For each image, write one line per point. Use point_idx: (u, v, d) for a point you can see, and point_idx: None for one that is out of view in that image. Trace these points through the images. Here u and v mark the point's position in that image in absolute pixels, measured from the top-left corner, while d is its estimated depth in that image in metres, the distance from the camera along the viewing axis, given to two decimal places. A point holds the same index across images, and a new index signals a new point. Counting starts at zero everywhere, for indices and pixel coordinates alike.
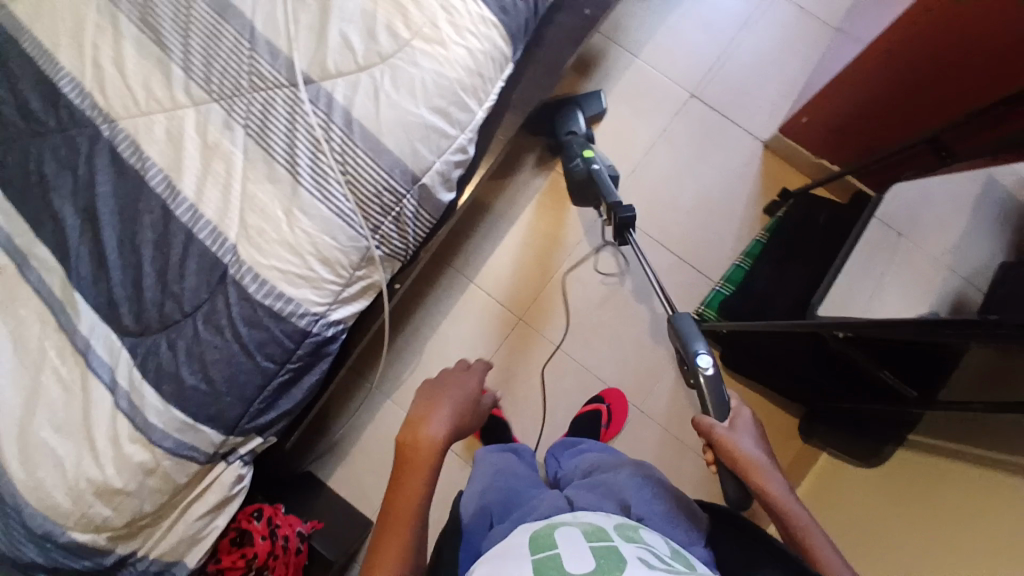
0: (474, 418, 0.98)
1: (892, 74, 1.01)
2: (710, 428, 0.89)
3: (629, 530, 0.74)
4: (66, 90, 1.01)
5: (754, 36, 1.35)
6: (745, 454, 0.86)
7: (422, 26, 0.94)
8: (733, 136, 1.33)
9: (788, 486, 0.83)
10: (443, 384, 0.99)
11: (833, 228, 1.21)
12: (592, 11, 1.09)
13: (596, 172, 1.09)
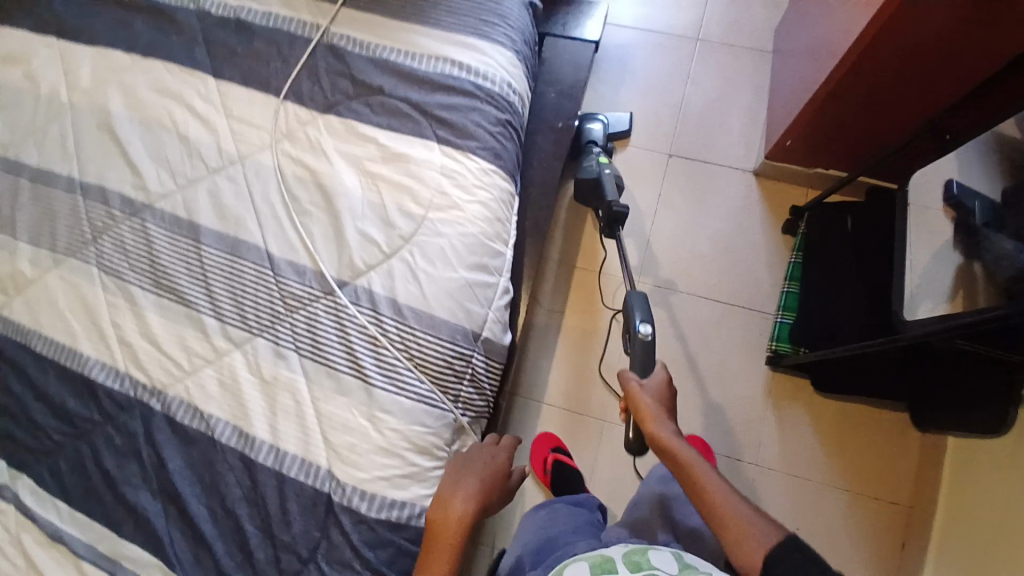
0: (499, 491, 0.99)
1: (868, 85, 1.05)
2: (624, 390, 1.04)
3: (636, 555, 0.89)
4: (102, 379, 1.01)
5: (701, 83, 1.43)
6: (646, 411, 1.03)
7: (432, 198, 0.97)
8: (723, 176, 1.38)
9: (674, 431, 1.01)
10: (472, 461, 0.97)
11: (866, 228, 1.24)
12: (564, 124, 1.17)
13: (605, 174, 1.15)
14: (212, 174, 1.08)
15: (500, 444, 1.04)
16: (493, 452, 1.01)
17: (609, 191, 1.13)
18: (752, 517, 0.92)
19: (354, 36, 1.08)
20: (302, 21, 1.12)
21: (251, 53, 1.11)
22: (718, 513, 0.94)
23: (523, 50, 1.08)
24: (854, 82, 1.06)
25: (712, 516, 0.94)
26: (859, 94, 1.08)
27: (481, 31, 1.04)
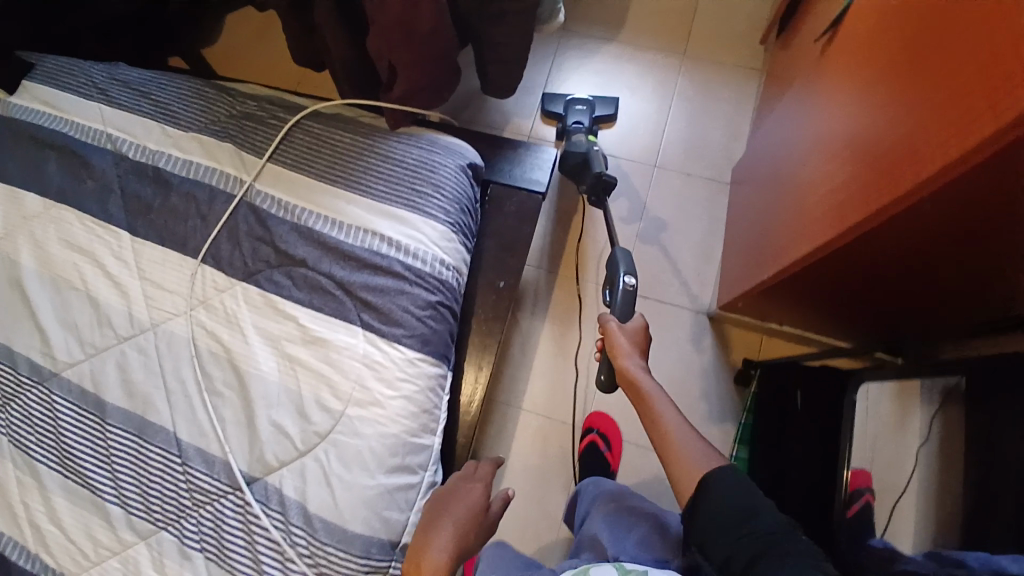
0: (480, 526, 0.89)
1: (826, 283, 0.90)
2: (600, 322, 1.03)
3: None
4: (20, 561, 0.94)
5: (658, 211, 1.35)
6: (618, 344, 1.02)
7: (352, 390, 0.91)
8: (676, 315, 1.31)
9: (642, 364, 1.00)
10: (445, 500, 0.90)
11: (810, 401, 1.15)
12: (506, 281, 1.09)
13: (593, 149, 1.22)
14: (122, 342, 1.01)
15: (474, 474, 0.97)
16: (467, 485, 0.94)
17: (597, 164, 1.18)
18: (701, 450, 0.89)
19: (279, 197, 1.02)
20: (225, 173, 1.05)
21: (169, 207, 1.05)
22: (670, 446, 0.91)
23: (461, 218, 1.01)
24: (812, 276, 0.89)
25: (665, 450, 0.92)
26: (825, 277, 0.87)
27: (414, 203, 0.98)
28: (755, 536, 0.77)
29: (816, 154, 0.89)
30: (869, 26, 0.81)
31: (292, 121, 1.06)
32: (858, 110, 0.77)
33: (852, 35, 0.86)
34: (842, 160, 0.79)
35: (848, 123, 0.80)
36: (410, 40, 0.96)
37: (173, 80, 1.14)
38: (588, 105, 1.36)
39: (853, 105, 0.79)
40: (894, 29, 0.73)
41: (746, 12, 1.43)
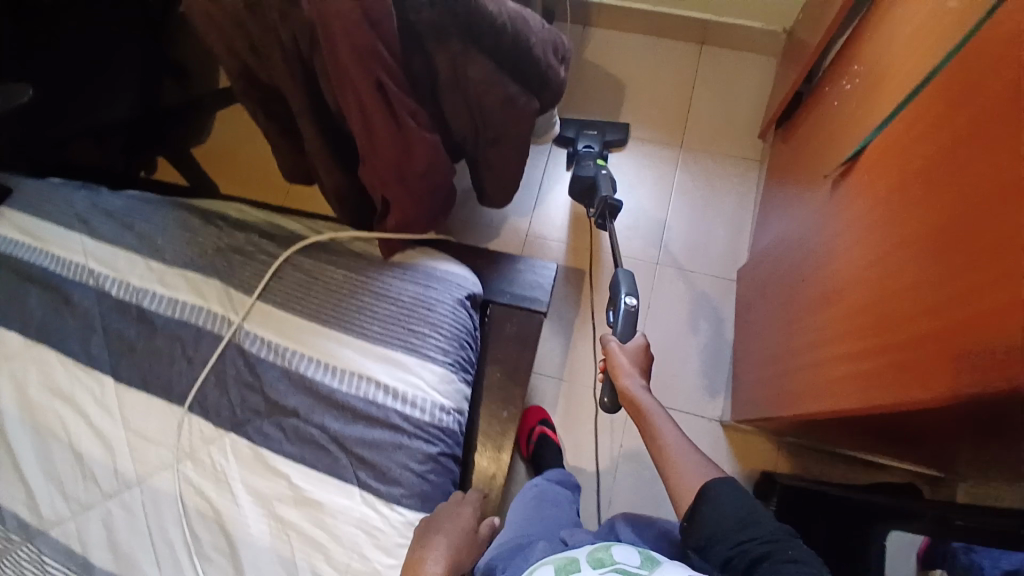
0: (470, 551, 0.85)
1: (847, 426, 0.83)
2: (601, 343, 1.05)
3: (601, 551, 0.75)
4: None
5: (663, 314, 1.31)
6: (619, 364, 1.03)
7: (348, 560, 0.85)
8: (691, 425, 1.24)
9: (643, 385, 1.02)
10: (436, 523, 0.85)
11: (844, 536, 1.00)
12: (508, 410, 1.03)
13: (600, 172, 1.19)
14: (106, 499, 0.95)
15: (464, 497, 0.90)
16: (456, 507, 0.88)
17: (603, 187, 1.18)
18: (698, 464, 0.91)
19: (269, 339, 0.97)
20: (212, 312, 1.00)
21: (153, 350, 1.00)
22: (668, 461, 0.93)
23: (461, 356, 0.96)
24: (830, 421, 0.82)
25: (663, 464, 0.93)
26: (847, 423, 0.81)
27: (410, 344, 0.94)
28: (758, 539, 0.76)
29: (830, 307, 0.81)
30: (882, 185, 0.74)
31: (282, 256, 1.02)
32: (879, 284, 0.70)
33: (864, 181, 0.79)
34: (862, 333, 0.72)
35: (867, 291, 0.72)
36: (404, 180, 0.95)
37: (158, 209, 1.10)
38: (599, 131, 1.37)
39: (873, 274, 0.71)
40: (913, 205, 0.66)
41: (743, 100, 1.42)
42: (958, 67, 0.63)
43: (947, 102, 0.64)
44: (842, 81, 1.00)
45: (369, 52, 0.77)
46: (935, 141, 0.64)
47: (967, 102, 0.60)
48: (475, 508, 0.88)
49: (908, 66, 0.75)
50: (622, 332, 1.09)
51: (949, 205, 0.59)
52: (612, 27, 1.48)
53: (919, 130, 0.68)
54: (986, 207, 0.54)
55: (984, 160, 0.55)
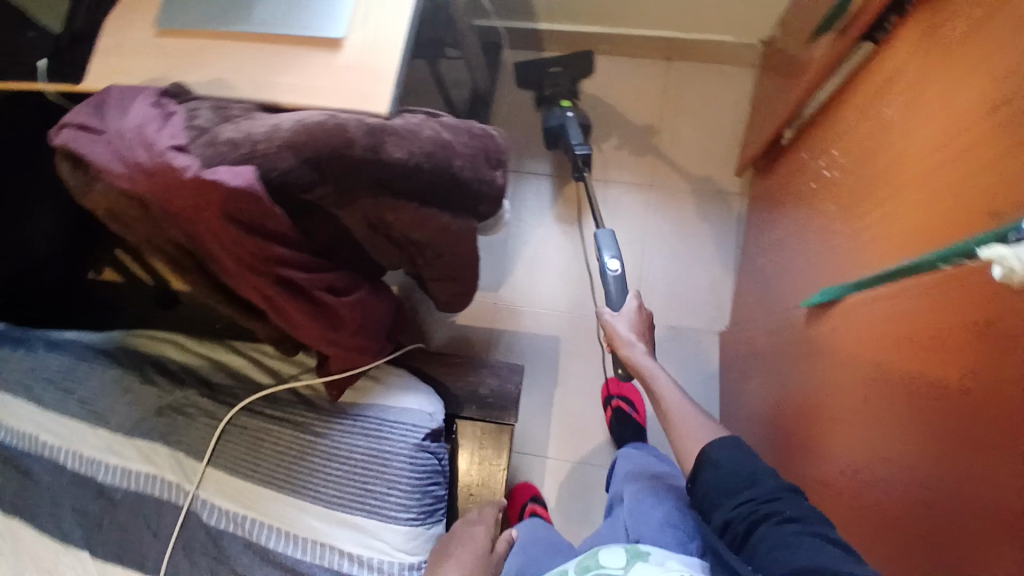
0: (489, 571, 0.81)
1: None
2: (595, 318, 0.99)
3: (588, 558, 0.73)
4: None
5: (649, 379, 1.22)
6: (617, 335, 0.97)
7: None
8: None
9: (646, 351, 0.94)
10: (453, 546, 0.83)
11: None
12: None
13: (568, 119, 1.13)
14: None
15: (478, 517, 0.90)
16: (472, 527, 0.87)
17: (573, 136, 1.12)
18: (699, 425, 0.80)
19: (227, 509, 0.92)
20: (167, 480, 0.95)
21: (118, 525, 0.94)
22: (672, 422, 0.82)
23: (427, 504, 0.92)
24: None
25: (666, 428, 0.83)
26: None
27: (370, 505, 0.89)
28: (757, 500, 0.64)
29: (818, 465, 0.73)
30: (869, 363, 0.63)
31: (225, 416, 0.96)
32: (870, 495, 0.61)
33: (841, 335, 0.69)
34: (854, 533, 0.64)
35: (858, 488, 0.64)
36: (336, 340, 0.86)
37: (98, 365, 1.03)
38: (561, 65, 1.19)
39: (863, 472, 0.63)
40: (904, 428, 0.56)
41: (716, 126, 1.28)
42: (942, 287, 0.51)
43: (936, 322, 0.52)
44: (820, 157, 0.87)
45: (263, 260, 0.69)
46: (924, 362, 0.54)
47: (965, 347, 0.48)
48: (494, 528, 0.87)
49: (905, 215, 0.62)
50: (613, 300, 1.02)
51: (950, 468, 0.50)
52: (565, 52, 1.32)
53: (903, 327, 0.57)
54: (993, 515, 0.45)
55: (989, 452, 0.45)
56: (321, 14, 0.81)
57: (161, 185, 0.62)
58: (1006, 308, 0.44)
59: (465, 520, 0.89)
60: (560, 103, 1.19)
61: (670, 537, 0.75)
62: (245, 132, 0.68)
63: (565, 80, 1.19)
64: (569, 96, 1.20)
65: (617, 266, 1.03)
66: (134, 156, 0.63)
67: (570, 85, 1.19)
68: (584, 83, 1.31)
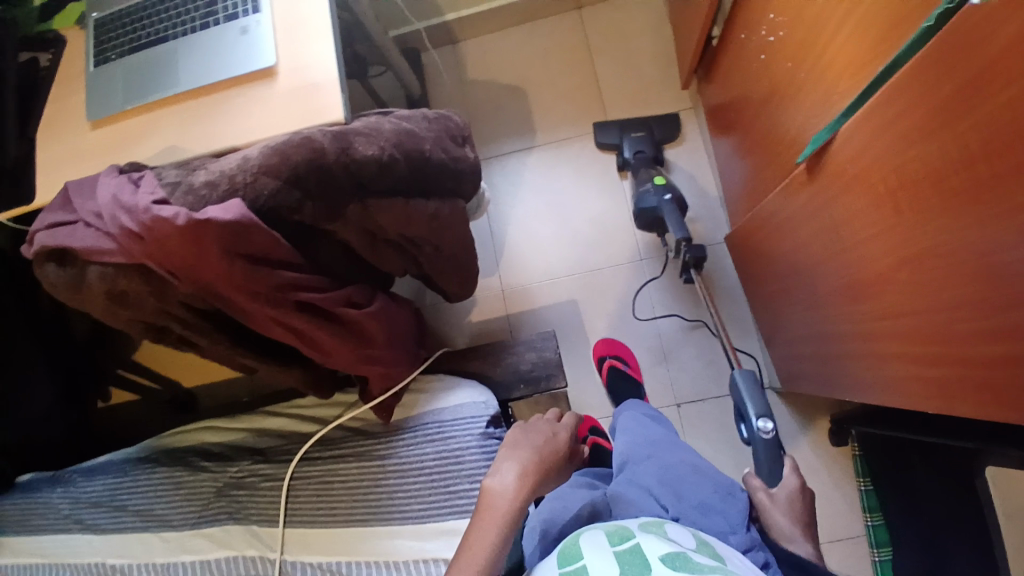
0: (560, 462, 0.81)
1: None
2: (745, 482, 0.85)
3: (652, 527, 0.65)
4: None
5: (671, 306, 1.23)
6: (767, 513, 0.81)
7: None
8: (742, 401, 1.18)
9: (815, 551, 0.76)
10: (525, 438, 0.82)
11: (934, 459, 0.95)
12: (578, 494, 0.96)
13: (664, 203, 1.08)
14: None
15: (557, 424, 0.89)
16: (550, 431, 0.86)
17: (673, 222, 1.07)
18: None
19: (318, 561, 0.90)
20: (249, 558, 0.93)
21: None
22: None
23: None
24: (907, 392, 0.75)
25: None
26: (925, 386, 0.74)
27: (459, 506, 0.87)
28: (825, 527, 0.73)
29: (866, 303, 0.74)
30: (881, 178, 0.63)
31: (287, 473, 0.94)
32: (922, 296, 0.62)
33: (841, 169, 0.70)
34: (920, 342, 0.65)
35: (909, 298, 0.64)
36: (371, 357, 0.85)
37: (141, 473, 1.01)
38: (648, 130, 1.26)
39: (910, 282, 0.63)
40: (936, 216, 0.57)
41: (645, 52, 1.31)
42: (930, 63, 0.52)
43: (939, 105, 0.53)
44: (760, 28, 0.88)
45: (275, 288, 0.68)
46: (934, 143, 0.55)
47: (968, 107, 0.49)
48: (570, 434, 0.85)
49: (854, 31, 0.65)
50: (767, 474, 0.84)
51: (987, 231, 0.51)
52: (482, 35, 1.35)
53: (907, 124, 0.58)
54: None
55: (1016, 194, 0.46)
56: (244, 50, 0.81)
57: (156, 245, 0.62)
58: (997, 46, 0.45)
59: (543, 421, 0.88)
60: (654, 180, 1.14)
61: (718, 520, 0.74)
62: (217, 171, 0.68)
63: (649, 145, 1.25)
64: (650, 164, 1.22)
65: (770, 429, 0.87)
66: (121, 225, 0.63)
67: (654, 151, 1.24)
68: (668, 143, 1.28)
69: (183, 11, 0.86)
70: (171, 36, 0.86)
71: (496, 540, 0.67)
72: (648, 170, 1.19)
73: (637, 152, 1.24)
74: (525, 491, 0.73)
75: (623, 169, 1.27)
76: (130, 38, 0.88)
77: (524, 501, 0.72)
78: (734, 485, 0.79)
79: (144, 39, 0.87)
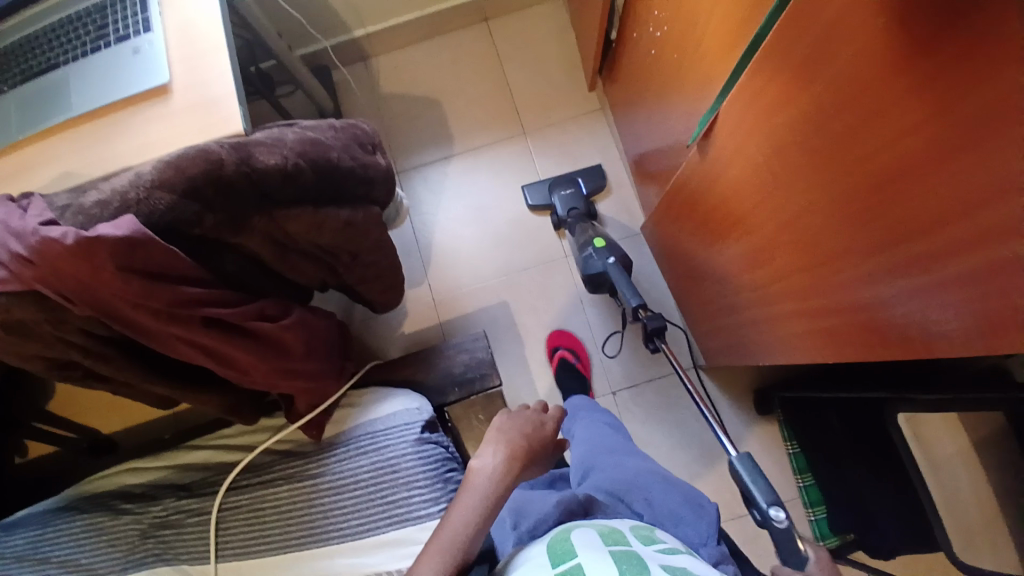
0: (541, 448, 0.78)
1: None
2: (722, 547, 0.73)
3: (644, 530, 0.66)
4: None
5: (597, 297, 1.26)
6: None
7: None
8: (673, 383, 1.22)
9: None
10: (511, 423, 0.79)
11: (850, 415, 1.01)
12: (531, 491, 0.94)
13: (610, 266, 1.04)
14: None
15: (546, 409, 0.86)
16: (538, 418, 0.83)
17: (615, 277, 1.01)
18: None
19: None
20: None
21: None
22: None
23: (453, 490, 0.88)
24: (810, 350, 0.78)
25: None
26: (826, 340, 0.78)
27: (397, 516, 0.85)
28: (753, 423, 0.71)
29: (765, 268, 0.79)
30: (757, 147, 0.68)
31: (214, 505, 0.90)
32: (810, 255, 0.66)
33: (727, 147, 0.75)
34: (811, 298, 0.70)
35: (799, 260, 0.69)
36: (292, 372, 0.83)
37: (59, 525, 0.94)
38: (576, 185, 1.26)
39: (794, 238, 0.68)
40: (808, 175, 0.61)
41: (552, 58, 1.35)
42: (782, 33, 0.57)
43: (797, 71, 0.57)
44: (647, 24, 0.94)
45: (179, 304, 0.66)
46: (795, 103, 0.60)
47: (819, 66, 0.54)
48: (557, 422, 0.83)
49: (723, 15, 0.70)
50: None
51: (849, 172, 0.55)
52: (393, 49, 1.36)
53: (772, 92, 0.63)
54: (897, 183, 0.50)
55: (878, 137, 0.50)
56: (138, 69, 0.79)
57: (47, 269, 0.59)
58: (834, 6, 0.50)
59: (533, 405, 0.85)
60: (595, 241, 1.11)
61: (689, 531, 0.73)
62: (110, 190, 0.65)
63: (583, 201, 1.24)
64: (587, 218, 1.22)
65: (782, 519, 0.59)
66: (9, 250, 0.59)
67: (587, 206, 1.24)
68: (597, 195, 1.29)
69: (74, 35, 0.84)
70: (62, 61, 0.83)
71: (470, 528, 0.66)
72: (580, 220, 1.20)
73: (570, 208, 1.23)
74: (509, 479, 0.71)
75: (559, 228, 1.27)
76: (19, 67, 0.84)
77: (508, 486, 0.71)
78: (700, 495, 0.78)
79: (33, 67, 0.84)
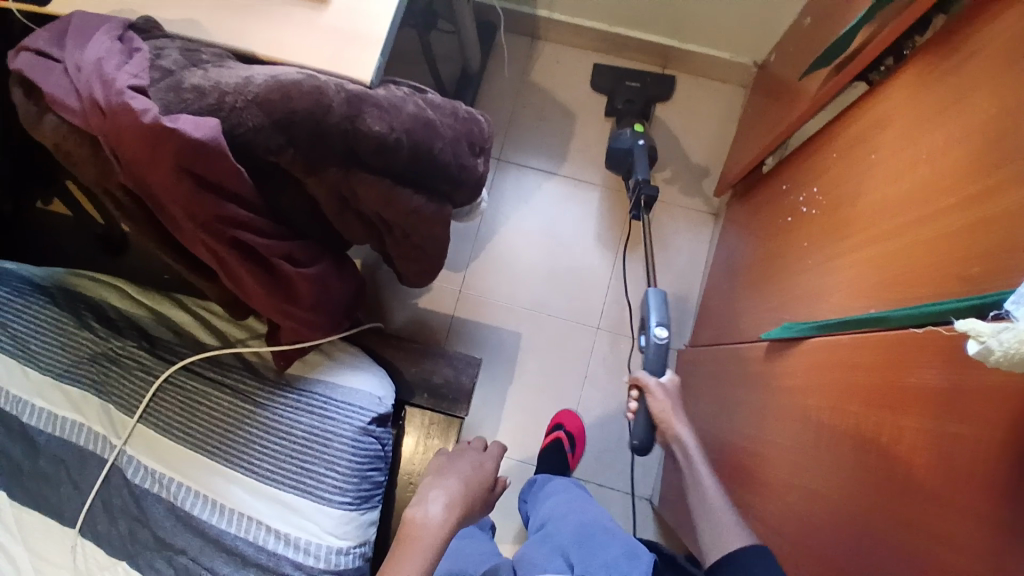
0: (482, 493, 0.88)
1: None
2: None
3: None
4: None
5: (602, 381, 1.23)
6: None
7: None
8: (619, 501, 1.18)
9: None
10: (451, 466, 0.90)
11: None
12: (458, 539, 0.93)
13: (637, 146, 1.13)
14: None
15: (485, 448, 0.97)
16: (478, 458, 0.94)
17: (638, 165, 1.11)
18: None
19: (154, 468, 0.89)
20: (93, 431, 0.91)
21: (40, 471, 0.90)
22: None
23: (364, 489, 0.89)
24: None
25: None
26: None
27: (304, 486, 0.86)
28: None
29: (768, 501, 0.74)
30: (841, 405, 0.62)
31: (162, 375, 0.92)
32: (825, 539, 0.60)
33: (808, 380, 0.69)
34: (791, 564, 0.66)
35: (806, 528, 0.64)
36: (289, 314, 0.83)
37: (31, 302, 0.97)
38: (641, 84, 1.26)
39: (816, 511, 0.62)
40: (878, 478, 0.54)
41: (702, 141, 1.27)
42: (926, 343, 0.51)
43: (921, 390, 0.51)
44: (801, 191, 0.87)
45: (215, 219, 0.65)
46: (891, 417, 0.54)
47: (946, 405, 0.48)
48: (497, 464, 0.94)
49: (875, 265, 0.64)
50: None
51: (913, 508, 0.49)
52: (564, 43, 1.30)
53: (875, 383, 0.57)
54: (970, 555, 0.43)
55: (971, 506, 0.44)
56: None
57: (111, 128, 0.58)
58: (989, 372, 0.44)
59: (471, 450, 0.96)
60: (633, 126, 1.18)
61: None
62: (213, 80, 0.64)
63: (639, 97, 1.26)
64: (637, 115, 1.24)
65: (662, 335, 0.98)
66: (90, 93, 0.59)
67: (641, 107, 1.25)
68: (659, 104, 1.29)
69: None
70: None
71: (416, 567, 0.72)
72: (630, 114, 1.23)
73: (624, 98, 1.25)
74: (451, 521, 0.80)
75: (608, 116, 1.28)
76: None
77: (450, 531, 0.79)
78: (642, 550, 0.79)
79: None
